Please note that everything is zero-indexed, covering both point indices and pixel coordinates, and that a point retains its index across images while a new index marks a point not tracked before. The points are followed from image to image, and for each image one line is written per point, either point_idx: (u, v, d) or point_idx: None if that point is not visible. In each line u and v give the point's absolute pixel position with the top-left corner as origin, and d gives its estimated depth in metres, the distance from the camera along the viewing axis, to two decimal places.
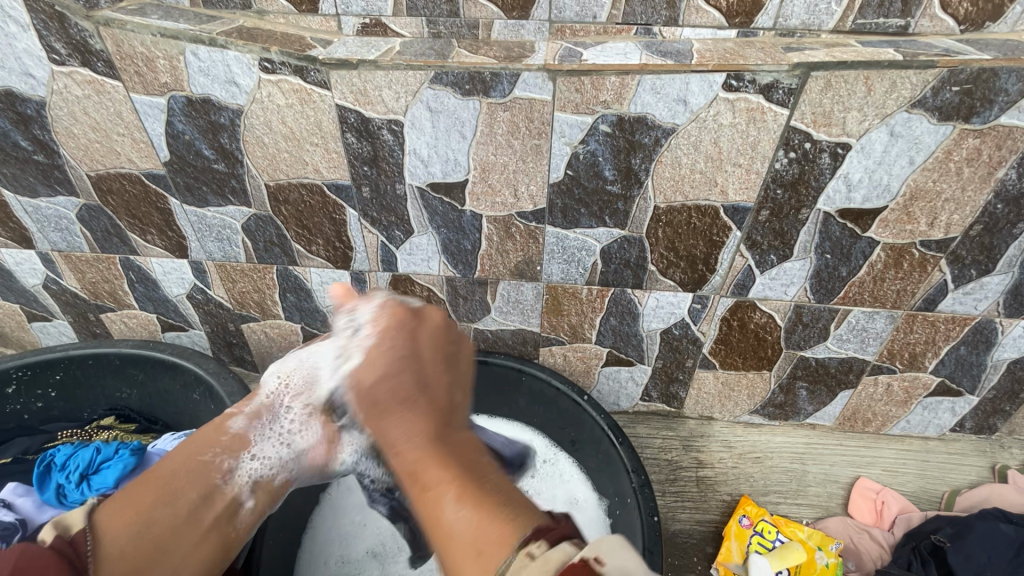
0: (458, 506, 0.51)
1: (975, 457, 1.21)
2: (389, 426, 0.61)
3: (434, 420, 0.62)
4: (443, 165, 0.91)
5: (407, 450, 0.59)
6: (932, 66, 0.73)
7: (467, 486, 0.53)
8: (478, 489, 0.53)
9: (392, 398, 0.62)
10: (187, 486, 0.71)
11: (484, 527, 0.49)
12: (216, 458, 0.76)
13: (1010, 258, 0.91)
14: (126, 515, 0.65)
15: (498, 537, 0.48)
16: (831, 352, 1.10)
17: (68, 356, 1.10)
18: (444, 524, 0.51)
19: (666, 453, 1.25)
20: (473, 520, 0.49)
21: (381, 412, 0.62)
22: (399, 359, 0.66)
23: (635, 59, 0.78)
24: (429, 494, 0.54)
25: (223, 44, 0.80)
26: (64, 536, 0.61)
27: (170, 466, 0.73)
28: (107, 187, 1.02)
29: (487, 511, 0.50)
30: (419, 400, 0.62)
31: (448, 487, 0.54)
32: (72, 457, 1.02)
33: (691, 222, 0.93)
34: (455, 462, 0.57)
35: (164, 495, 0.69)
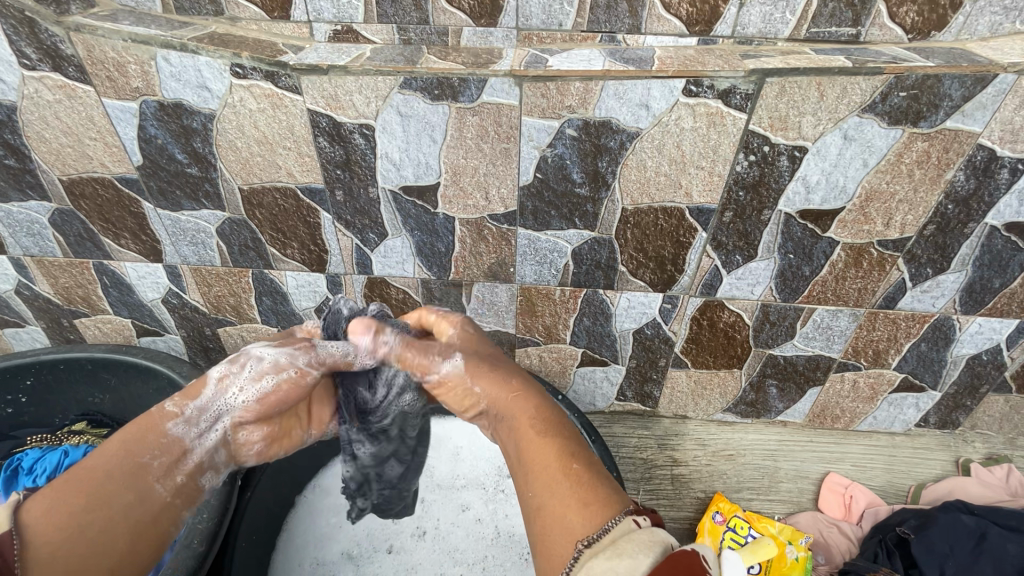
0: (573, 465, 0.60)
1: (940, 451, 1.25)
2: (502, 399, 0.71)
3: (543, 399, 0.70)
4: (415, 168, 0.93)
5: (522, 418, 0.68)
6: (879, 73, 0.76)
7: (574, 454, 0.62)
8: (585, 457, 0.62)
9: (502, 382, 0.73)
10: (121, 487, 0.63)
11: (594, 489, 0.57)
12: (154, 459, 0.69)
13: (963, 256, 0.95)
14: (57, 518, 0.57)
15: (604, 500, 0.56)
16: (798, 350, 1.13)
17: (39, 360, 1.09)
18: (555, 483, 0.59)
19: (642, 452, 1.27)
20: (584, 484, 0.58)
21: (491, 387, 0.73)
22: (489, 357, 0.78)
23: (598, 65, 0.80)
24: (538, 455, 0.62)
25: (194, 49, 0.82)
26: None
27: (103, 463, 0.64)
28: (80, 192, 1.02)
29: (596, 476, 0.59)
30: (522, 386, 0.72)
31: (561, 444, 0.63)
32: (39, 461, 1.04)
33: (658, 224, 0.96)
34: (564, 429, 0.66)
35: (96, 496, 0.61)
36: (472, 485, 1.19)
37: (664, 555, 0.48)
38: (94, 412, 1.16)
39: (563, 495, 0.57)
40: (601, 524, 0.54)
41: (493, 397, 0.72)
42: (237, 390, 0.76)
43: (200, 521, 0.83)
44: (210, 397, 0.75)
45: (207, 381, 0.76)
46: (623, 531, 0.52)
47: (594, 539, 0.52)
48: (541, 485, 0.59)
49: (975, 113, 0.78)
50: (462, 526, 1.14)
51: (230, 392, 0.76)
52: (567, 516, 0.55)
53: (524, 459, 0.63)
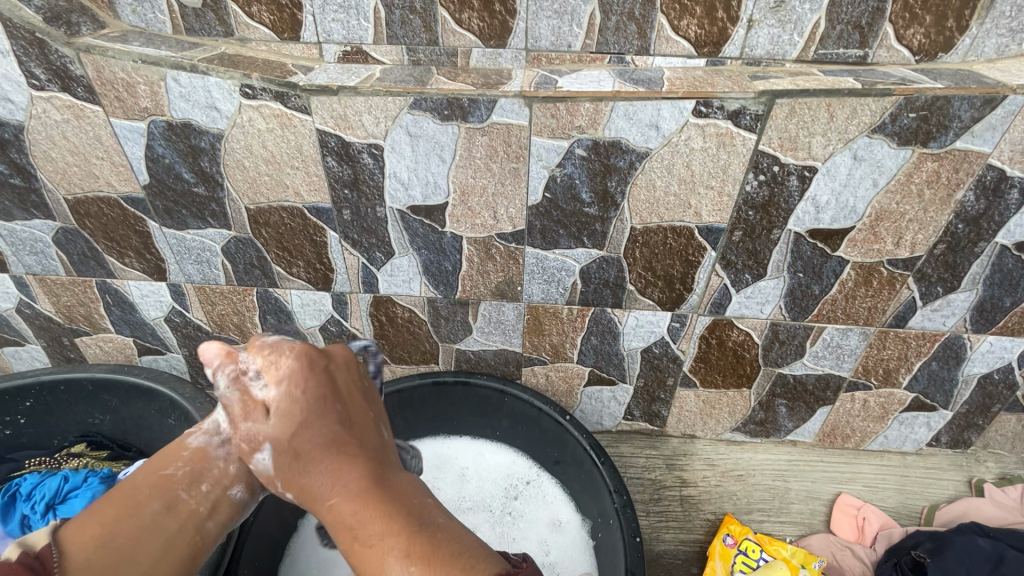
0: (405, 564, 0.55)
1: (952, 470, 1.23)
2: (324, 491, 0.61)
3: (365, 467, 0.62)
4: (423, 188, 0.92)
5: (343, 508, 0.60)
6: (889, 94, 0.76)
7: (416, 539, 0.58)
8: (422, 543, 0.57)
9: (345, 466, 0.62)
10: (150, 501, 0.66)
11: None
12: (177, 470, 0.70)
13: (974, 275, 0.94)
14: (88, 531, 0.62)
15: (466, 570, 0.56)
16: (807, 369, 1.12)
17: (39, 381, 1.07)
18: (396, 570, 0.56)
19: (650, 472, 1.25)
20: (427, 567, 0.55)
21: (309, 466, 0.62)
22: (345, 428, 0.64)
23: (607, 86, 0.80)
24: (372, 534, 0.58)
25: (204, 70, 0.81)
26: (28, 552, 0.59)
27: (134, 480, 0.69)
28: (85, 211, 1.01)
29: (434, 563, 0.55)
30: (338, 445, 0.63)
31: (392, 542, 0.57)
32: (38, 486, 1.01)
33: (667, 243, 0.95)
34: (392, 508, 0.60)
35: (122, 513, 0.65)
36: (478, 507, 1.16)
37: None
38: (94, 433, 1.14)
39: None
40: None
41: (298, 452, 0.63)
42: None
43: None
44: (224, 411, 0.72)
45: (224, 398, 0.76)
46: None
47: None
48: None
49: (984, 134, 0.79)
50: None
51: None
52: None
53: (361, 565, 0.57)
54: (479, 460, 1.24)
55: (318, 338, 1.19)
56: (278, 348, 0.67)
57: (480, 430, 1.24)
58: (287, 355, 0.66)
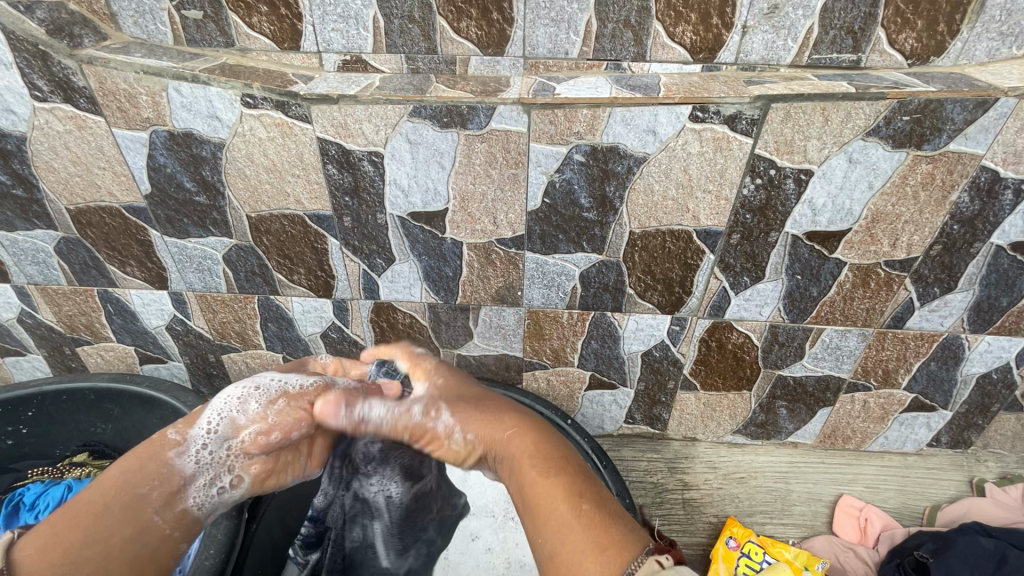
0: (574, 508, 0.59)
1: (953, 471, 1.23)
2: (499, 438, 0.70)
3: (545, 437, 0.69)
4: (423, 194, 0.93)
5: (520, 460, 0.66)
6: (883, 98, 0.77)
7: (581, 490, 0.61)
8: (592, 497, 0.60)
9: (496, 420, 0.72)
10: (117, 521, 0.66)
11: (603, 532, 0.56)
12: (151, 489, 0.70)
13: (970, 275, 0.95)
14: (49, 556, 0.60)
15: (619, 542, 0.55)
16: (807, 370, 1.12)
17: (41, 391, 1.08)
18: (568, 527, 0.57)
19: (652, 476, 1.25)
20: (597, 526, 0.57)
21: (489, 427, 0.72)
22: (476, 397, 0.79)
23: (605, 93, 0.81)
24: (545, 498, 0.60)
25: (206, 80, 0.82)
26: None
27: (94, 498, 0.66)
28: (87, 220, 1.02)
29: (603, 518, 0.58)
30: (516, 429, 0.71)
31: (558, 491, 0.61)
32: (42, 495, 1.03)
33: (666, 247, 0.96)
34: (563, 470, 0.64)
35: (88, 531, 0.63)
36: (481, 513, 1.16)
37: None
38: (96, 443, 1.14)
39: (577, 538, 0.56)
40: (619, 569, 0.52)
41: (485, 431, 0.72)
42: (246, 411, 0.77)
43: (207, 557, 0.82)
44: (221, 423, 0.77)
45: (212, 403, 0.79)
46: (647, 571, 0.51)
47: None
48: (549, 531, 0.58)
49: (977, 136, 0.80)
50: (471, 556, 1.11)
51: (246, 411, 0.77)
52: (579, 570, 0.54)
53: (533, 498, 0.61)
54: None
55: (319, 345, 1.20)
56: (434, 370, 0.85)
57: None
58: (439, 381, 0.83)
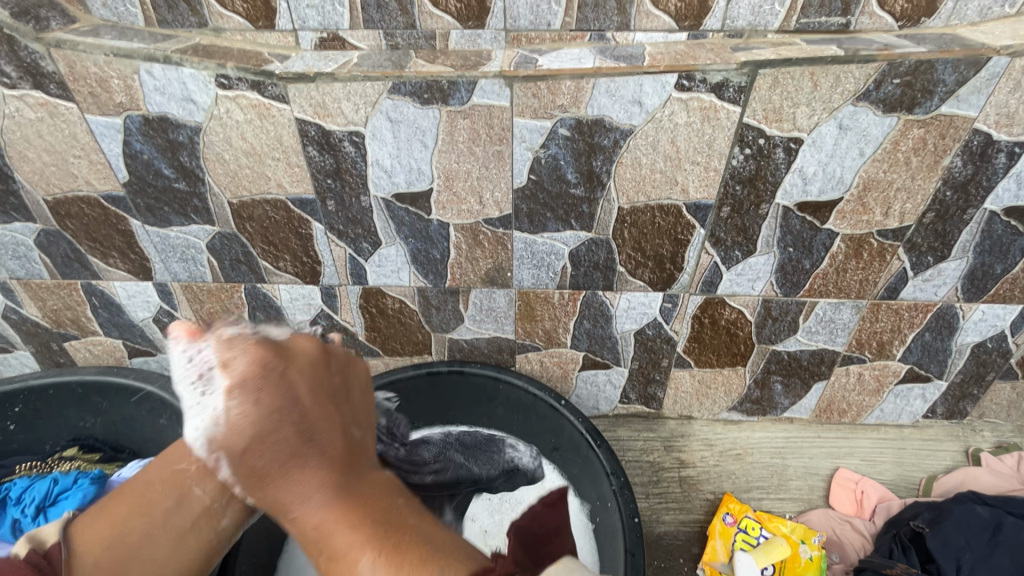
0: (374, 571, 0.42)
1: (949, 441, 1.23)
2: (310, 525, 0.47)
3: (340, 492, 0.48)
4: (407, 174, 0.91)
5: (309, 534, 0.47)
6: (872, 61, 0.75)
7: (378, 529, 0.45)
8: (397, 541, 0.44)
9: (268, 421, 0.48)
10: (160, 495, 0.62)
11: (416, 574, 0.42)
12: (188, 463, 0.62)
13: (964, 243, 0.94)
14: (99, 531, 0.60)
15: (442, 562, 0.43)
16: (801, 345, 1.12)
17: (28, 387, 1.08)
18: (374, 565, 0.43)
19: (648, 455, 1.25)
20: (414, 564, 0.42)
21: (289, 495, 0.47)
22: (266, 462, 0.48)
23: (588, 63, 0.79)
24: (346, 538, 0.45)
25: (178, 62, 0.80)
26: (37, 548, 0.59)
27: (150, 473, 0.64)
28: (65, 211, 1.00)
29: (410, 568, 0.42)
30: (313, 431, 0.49)
31: (361, 551, 0.44)
32: (28, 490, 0.97)
33: (655, 222, 0.95)
34: (365, 520, 0.46)
35: (137, 506, 0.61)
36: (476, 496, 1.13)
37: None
38: (86, 436, 1.11)
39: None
40: None
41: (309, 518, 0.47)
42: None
43: None
44: None
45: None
46: None
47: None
48: (345, 570, 0.44)
49: (969, 98, 0.78)
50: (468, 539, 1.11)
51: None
52: None
53: (326, 547, 0.46)
54: None
55: None
56: (233, 344, 0.52)
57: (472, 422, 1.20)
58: (243, 352, 0.51)
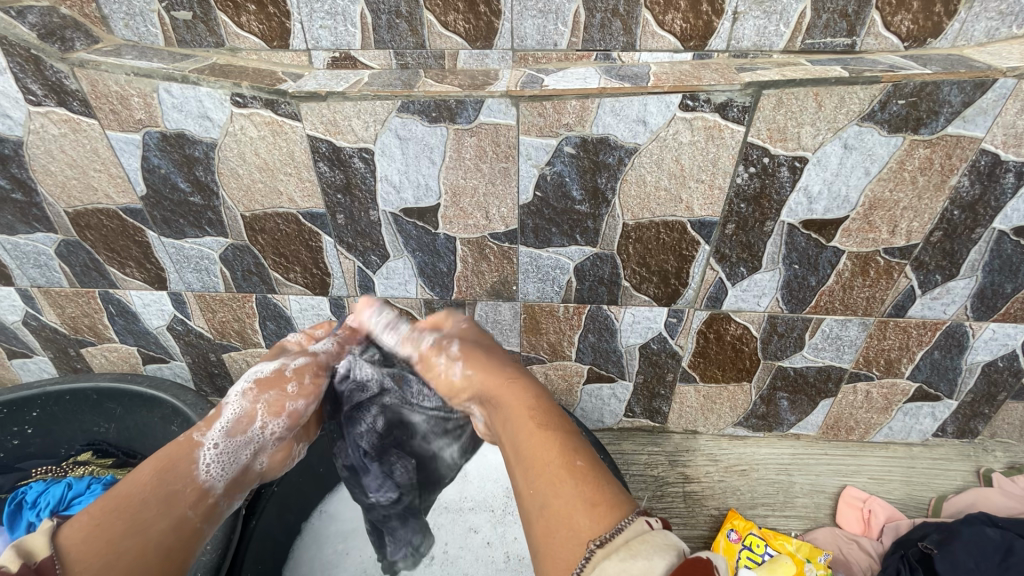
0: (568, 475, 0.57)
1: (960, 461, 1.21)
2: (499, 389, 0.70)
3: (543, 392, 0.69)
4: (415, 190, 0.93)
5: (519, 408, 0.66)
6: (877, 82, 0.76)
7: (572, 442, 0.61)
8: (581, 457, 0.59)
9: (495, 368, 0.74)
10: (155, 516, 0.66)
11: (595, 489, 0.55)
12: (184, 487, 0.70)
13: (973, 262, 0.93)
14: (94, 545, 0.61)
15: (611, 502, 0.55)
16: (808, 361, 1.11)
17: (45, 392, 1.10)
18: (561, 482, 0.56)
19: (652, 469, 1.25)
20: (592, 484, 0.56)
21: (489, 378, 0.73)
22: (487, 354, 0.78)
23: (594, 83, 0.80)
24: (542, 451, 0.59)
25: (196, 81, 0.83)
26: (28, 562, 0.57)
27: (140, 489, 0.67)
28: (85, 223, 1.03)
29: (590, 479, 0.56)
30: (522, 378, 0.72)
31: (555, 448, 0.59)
32: (43, 493, 1.03)
33: (660, 238, 0.95)
34: (559, 430, 0.62)
35: (133, 524, 0.64)
36: (480, 507, 1.17)
37: (679, 560, 0.47)
38: (100, 442, 1.16)
39: (570, 497, 0.55)
40: (610, 526, 0.51)
41: (488, 382, 0.73)
42: (259, 427, 0.78)
43: (205, 552, 0.83)
44: (233, 419, 0.77)
45: (225, 406, 0.78)
46: (632, 537, 0.49)
47: (606, 538, 0.50)
48: (543, 482, 0.57)
49: (976, 118, 0.78)
50: (471, 550, 1.12)
51: (256, 425, 0.77)
52: (567, 528, 0.53)
53: (526, 453, 0.60)
54: (480, 460, 1.21)
55: None
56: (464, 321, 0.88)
57: None
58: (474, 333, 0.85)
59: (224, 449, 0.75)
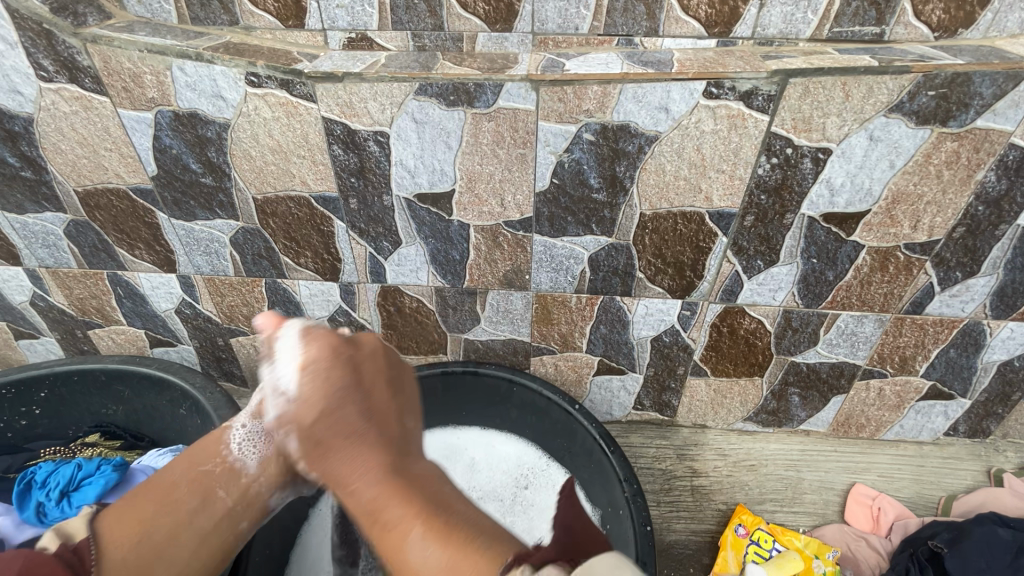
0: (425, 543, 0.59)
1: (970, 460, 1.21)
2: (344, 451, 0.68)
3: (373, 460, 0.67)
4: (430, 175, 0.92)
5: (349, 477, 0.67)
6: (907, 72, 0.74)
7: (429, 517, 0.61)
8: (444, 523, 0.60)
9: (340, 411, 0.70)
10: (184, 498, 0.77)
11: (463, 558, 0.57)
12: (214, 467, 0.80)
13: (994, 259, 0.92)
14: (127, 527, 0.73)
15: (475, 567, 0.56)
16: (821, 357, 1.10)
17: (53, 372, 1.09)
18: (447, 546, 0.58)
19: (660, 462, 1.24)
20: (456, 554, 0.57)
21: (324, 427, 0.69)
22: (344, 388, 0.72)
23: (616, 69, 0.79)
24: (394, 519, 0.62)
25: (210, 59, 0.81)
26: (67, 543, 0.70)
27: (172, 475, 0.79)
28: (95, 203, 1.02)
29: (451, 546, 0.58)
30: (357, 428, 0.70)
31: (412, 522, 0.61)
32: (53, 474, 1.00)
33: (677, 229, 0.94)
34: (414, 496, 0.64)
35: (162, 506, 0.75)
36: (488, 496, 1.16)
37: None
38: (108, 423, 1.16)
39: (451, 565, 0.56)
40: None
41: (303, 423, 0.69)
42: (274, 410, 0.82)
43: None
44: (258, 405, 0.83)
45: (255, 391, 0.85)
46: None
47: None
48: (395, 553, 0.61)
49: (1006, 111, 0.76)
50: None
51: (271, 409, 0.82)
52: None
53: (375, 511, 0.64)
54: (488, 450, 1.24)
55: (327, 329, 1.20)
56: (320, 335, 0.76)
57: (489, 422, 1.23)
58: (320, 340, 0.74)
59: (251, 432, 0.82)
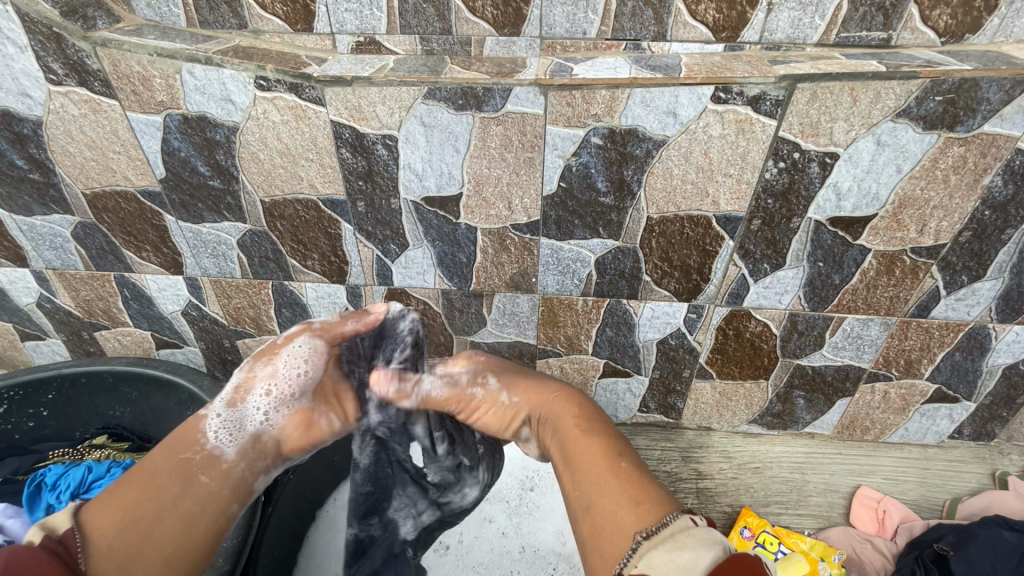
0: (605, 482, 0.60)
1: (975, 463, 1.21)
2: (545, 404, 0.76)
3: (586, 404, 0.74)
4: (437, 178, 0.92)
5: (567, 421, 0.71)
6: (915, 77, 0.74)
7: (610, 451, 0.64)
8: (615, 463, 0.62)
9: (542, 385, 0.80)
10: (172, 485, 0.65)
11: (642, 490, 0.58)
12: (194, 454, 0.69)
13: (1000, 263, 0.92)
14: (110, 518, 0.60)
15: (657, 502, 0.56)
16: (827, 360, 1.10)
17: (60, 374, 1.09)
18: (605, 483, 0.60)
19: (666, 465, 1.24)
20: (627, 484, 0.59)
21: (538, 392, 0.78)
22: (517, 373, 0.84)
23: (624, 73, 0.79)
24: (585, 453, 0.64)
25: (219, 63, 0.82)
26: (51, 536, 0.59)
27: (152, 463, 0.67)
28: (103, 205, 1.02)
29: (629, 483, 0.59)
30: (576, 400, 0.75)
31: (598, 459, 0.63)
32: (62, 476, 1.02)
33: (684, 232, 0.94)
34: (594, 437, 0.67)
35: (146, 492, 0.63)
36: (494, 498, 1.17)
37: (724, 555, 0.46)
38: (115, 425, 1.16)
39: (615, 496, 0.58)
40: (653, 520, 0.53)
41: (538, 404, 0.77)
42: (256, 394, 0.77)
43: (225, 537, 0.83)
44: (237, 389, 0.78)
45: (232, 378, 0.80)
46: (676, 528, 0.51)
47: (652, 531, 0.51)
48: (588, 483, 0.61)
49: (1013, 116, 0.76)
50: (486, 540, 1.13)
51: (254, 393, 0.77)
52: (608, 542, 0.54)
53: (571, 455, 0.66)
54: None
55: None
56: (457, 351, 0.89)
57: None
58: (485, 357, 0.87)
59: (228, 418, 0.75)
